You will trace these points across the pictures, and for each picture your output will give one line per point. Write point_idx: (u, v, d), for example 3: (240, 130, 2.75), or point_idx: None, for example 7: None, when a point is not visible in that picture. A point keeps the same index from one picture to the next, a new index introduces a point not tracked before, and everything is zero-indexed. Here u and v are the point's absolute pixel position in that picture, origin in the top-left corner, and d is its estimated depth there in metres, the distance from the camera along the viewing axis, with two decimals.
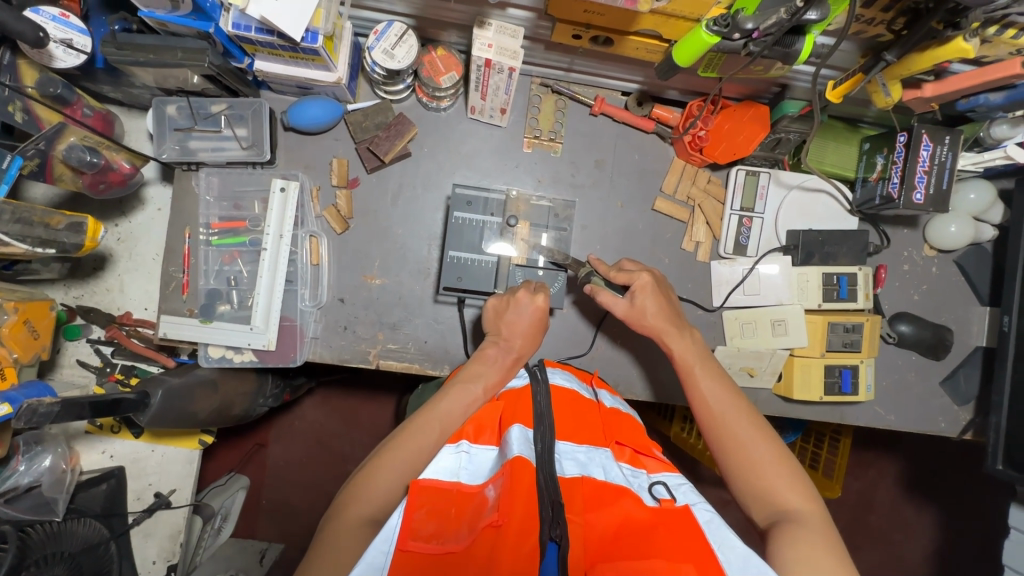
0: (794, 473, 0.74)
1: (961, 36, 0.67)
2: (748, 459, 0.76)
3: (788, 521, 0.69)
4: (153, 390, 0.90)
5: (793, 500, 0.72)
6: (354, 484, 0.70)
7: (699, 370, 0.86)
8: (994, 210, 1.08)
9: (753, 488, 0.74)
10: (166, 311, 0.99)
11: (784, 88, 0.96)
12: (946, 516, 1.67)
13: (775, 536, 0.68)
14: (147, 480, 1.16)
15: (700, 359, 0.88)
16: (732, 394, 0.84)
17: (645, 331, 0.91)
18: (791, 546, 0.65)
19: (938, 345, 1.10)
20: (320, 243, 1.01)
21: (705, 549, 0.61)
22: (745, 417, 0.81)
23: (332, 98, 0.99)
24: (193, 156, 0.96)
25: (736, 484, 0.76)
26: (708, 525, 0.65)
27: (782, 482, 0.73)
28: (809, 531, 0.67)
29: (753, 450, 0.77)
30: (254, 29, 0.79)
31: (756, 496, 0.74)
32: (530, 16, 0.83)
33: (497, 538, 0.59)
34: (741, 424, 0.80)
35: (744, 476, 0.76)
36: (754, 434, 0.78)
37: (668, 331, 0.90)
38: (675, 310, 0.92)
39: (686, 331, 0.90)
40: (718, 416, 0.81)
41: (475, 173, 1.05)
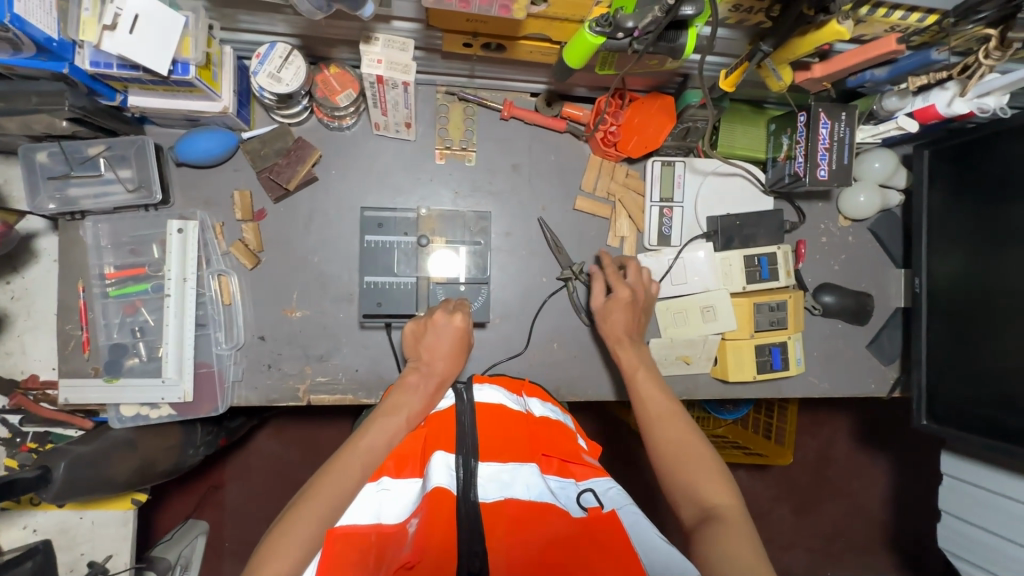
0: (719, 468, 0.77)
1: (835, 19, 0.68)
2: (680, 454, 0.79)
3: (713, 515, 0.71)
4: (55, 463, 0.86)
5: (717, 494, 0.74)
6: (269, 540, 0.65)
7: (642, 376, 0.92)
8: (898, 176, 1.12)
9: (681, 484, 0.76)
10: (68, 373, 0.92)
11: (685, 78, 0.95)
12: (896, 462, 1.76)
13: (702, 531, 0.70)
14: (79, 549, 1.08)
15: (644, 366, 0.94)
16: (666, 396, 0.89)
17: (606, 335, 0.98)
18: (715, 539, 0.67)
19: (860, 312, 1.14)
20: (230, 281, 0.96)
21: (634, 556, 0.59)
22: (678, 416, 0.85)
23: (224, 128, 0.94)
24: (75, 205, 0.90)
25: (666, 482, 0.78)
26: (633, 526, 0.66)
27: (712, 481, 0.75)
28: (733, 527, 0.69)
29: (689, 449, 0.80)
30: (115, 65, 0.73)
31: (684, 492, 0.76)
32: (416, 28, 0.80)
33: None
34: (673, 424, 0.84)
35: (673, 470, 0.78)
36: (686, 432, 0.82)
37: (621, 342, 0.96)
38: (639, 326, 0.98)
39: (637, 343, 0.97)
40: (654, 417, 0.86)
41: (390, 191, 1.01)
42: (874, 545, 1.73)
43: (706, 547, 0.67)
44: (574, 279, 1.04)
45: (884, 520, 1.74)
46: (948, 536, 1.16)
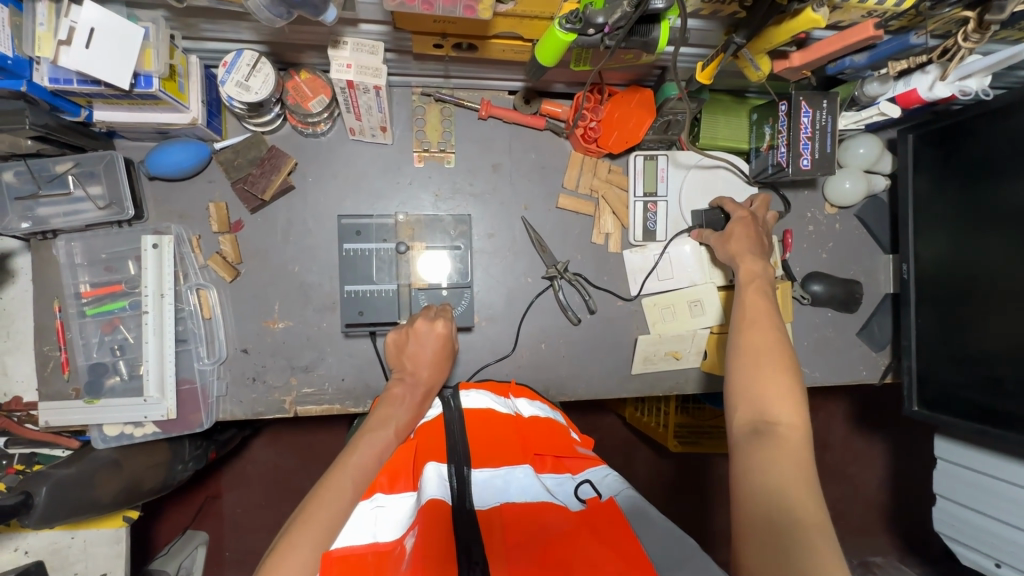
0: (795, 387, 0.69)
1: (809, 6, 0.67)
2: (752, 363, 0.72)
3: (767, 431, 0.65)
4: (36, 487, 0.84)
5: (780, 412, 0.67)
6: (262, 573, 0.61)
7: (757, 286, 0.85)
8: (883, 161, 1.11)
9: (750, 392, 0.70)
10: (48, 395, 0.91)
11: (664, 69, 0.94)
12: (892, 444, 1.76)
13: (749, 447, 0.65)
14: (72, 569, 1.07)
15: (762, 280, 0.87)
16: (769, 308, 0.81)
17: (726, 255, 0.95)
18: (760, 458, 0.63)
19: (849, 299, 1.12)
20: (209, 295, 0.94)
21: (635, 546, 0.59)
22: (767, 328, 0.77)
23: (196, 139, 0.92)
24: (46, 224, 0.88)
25: (733, 382, 0.73)
26: (633, 511, 0.66)
27: (781, 397, 0.68)
28: (785, 451, 0.63)
29: (768, 358, 0.72)
30: (76, 81, 0.71)
31: (745, 399, 0.70)
32: (385, 30, 0.78)
33: None
34: (759, 336, 0.76)
35: (742, 375, 0.72)
36: (772, 347, 0.74)
37: (744, 254, 0.91)
38: (765, 247, 0.94)
39: (762, 258, 0.91)
40: (746, 325, 0.78)
41: (369, 196, 1.00)
42: (874, 528, 1.74)
43: (750, 465, 0.63)
44: (559, 277, 1.03)
45: (882, 502, 1.75)
46: (943, 519, 1.16)
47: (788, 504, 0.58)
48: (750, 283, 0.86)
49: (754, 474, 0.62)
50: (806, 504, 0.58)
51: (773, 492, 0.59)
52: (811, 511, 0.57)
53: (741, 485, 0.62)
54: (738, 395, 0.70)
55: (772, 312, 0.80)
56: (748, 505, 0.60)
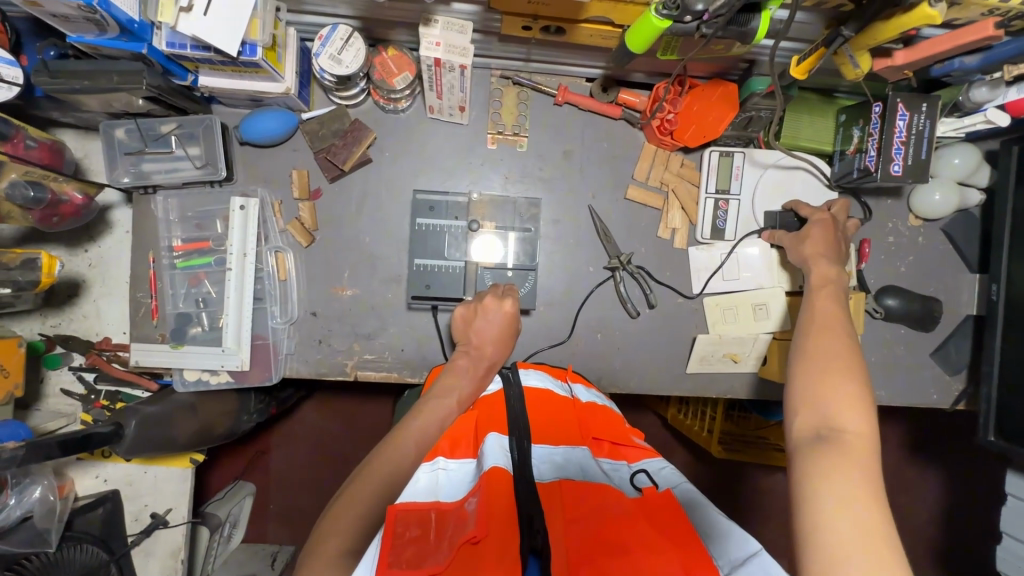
0: (864, 395, 0.64)
1: (925, 1, 0.63)
2: (818, 367, 0.68)
3: (832, 439, 0.61)
4: (126, 420, 0.91)
5: (846, 420, 0.63)
6: (329, 516, 0.65)
7: (827, 291, 0.81)
8: (980, 174, 1.04)
9: (815, 397, 0.66)
10: (138, 338, 0.98)
11: (750, 64, 0.92)
12: (951, 477, 1.66)
13: (812, 453, 0.61)
14: (142, 502, 1.16)
15: (836, 284, 0.82)
16: (841, 313, 0.76)
17: (800, 257, 0.91)
18: (823, 466, 0.59)
19: (926, 317, 1.07)
20: (286, 257, 0.99)
21: (691, 536, 0.60)
22: (837, 333, 0.72)
23: (286, 109, 0.96)
24: (148, 179, 0.95)
25: (795, 386, 0.68)
26: (690, 504, 0.66)
27: (847, 403, 0.63)
28: (851, 460, 0.59)
29: (834, 362, 0.68)
30: (189, 46, 0.76)
31: (808, 405, 0.66)
32: (476, 10, 0.79)
33: (476, 555, 0.55)
34: (828, 340, 0.71)
35: (806, 379, 0.68)
36: (841, 352, 0.69)
37: (820, 256, 0.87)
38: (842, 252, 0.89)
39: (838, 262, 0.86)
40: (814, 328, 0.74)
41: (440, 174, 1.02)
42: (921, 561, 1.65)
43: (813, 472, 0.59)
44: (621, 269, 1.03)
45: (933, 535, 1.66)
46: (1009, 559, 1.09)
47: (853, 518, 0.54)
48: (822, 287, 0.82)
49: (816, 482, 0.58)
50: (874, 518, 0.54)
51: (838, 504, 0.56)
52: (880, 527, 0.54)
53: (801, 494, 0.59)
54: (800, 398, 0.66)
55: (844, 317, 0.75)
56: (809, 516, 0.56)
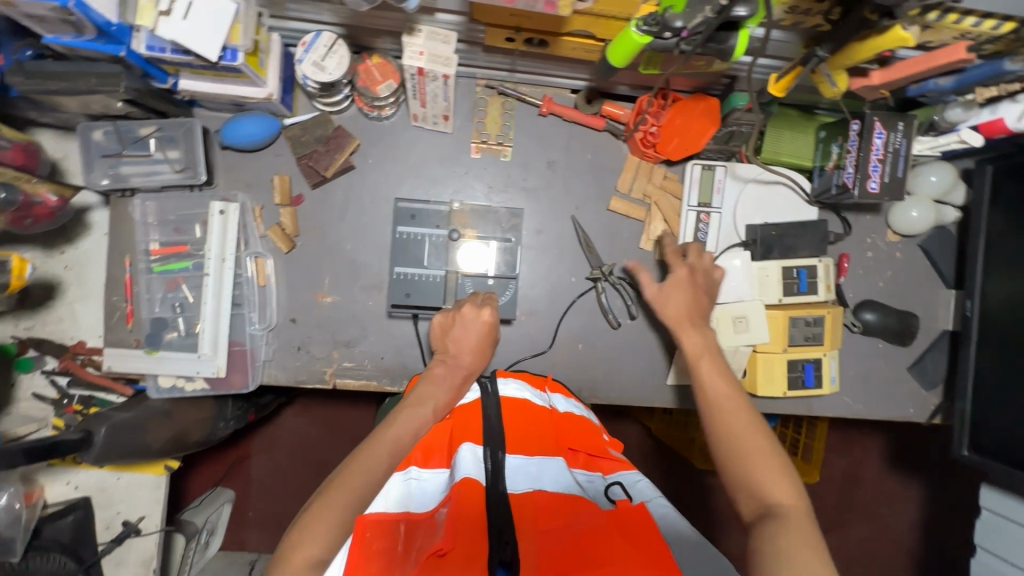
0: (785, 464, 0.70)
1: (900, 24, 0.64)
2: (740, 449, 0.72)
3: (774, 516, 0.65)
4: (96, 427, 0.89)
5: (779, 493, 0.68)
6: (297, 531, 0.63)
7: (705, 361, 0.84)
8: (955, 192, 1.06)
9: (748, 484, 0.70)
10: (111, 343, 0.96)
11: (733, 79, 0.93)
12: (930, 488, 1.68)
13: (758, 532, 0.65)
14: (115, 509, 1.13)
15: (710, 349, 0.86)
16: (738, 385, 0.81)
17: (665, 321, 0.92)
18: (772, 545, 0.62)
19: (904, 332, 1.08)
20: (265, 263, 0.98)
21: (663, 550, 0.59)
22: (743, 408, 0.77)
23: (268, 114, 0.95)
24: (126, 182, 0.93)
25: (727, 471, 0.72)
26: (663, 518, 0.66)
27: (777, 477, 0.69)
28: (795, 528, 0.63)
29: (750, 440, 0.73)
30: (169, 50, 0.75)
31: (745, 488, 0.70)
32: (460, 20, 0.80)
33: (442, 567, 0.54)
34: (738, 416, 0.76)
35: (736, 463, 0.72)
36: (753, 429, 0.74)
37: (682, 321, 0.90)
38: (702, 310, 0.91)
39: (704, 324, 0.90)
40: (717, 412, 0.77)
41: (423, 182, 1.02)
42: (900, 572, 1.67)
43: (762, 549, 0.62)
44: (603, 279, 1.03)
45: (912, 547, 1.68)
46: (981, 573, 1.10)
47: None
48: (698, 356, 0.85)
49: (766, 560, 0.61)
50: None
51: (792, 573, 0.59)
52: None
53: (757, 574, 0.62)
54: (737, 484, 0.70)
55: (740, 388, 0.80)
56: None
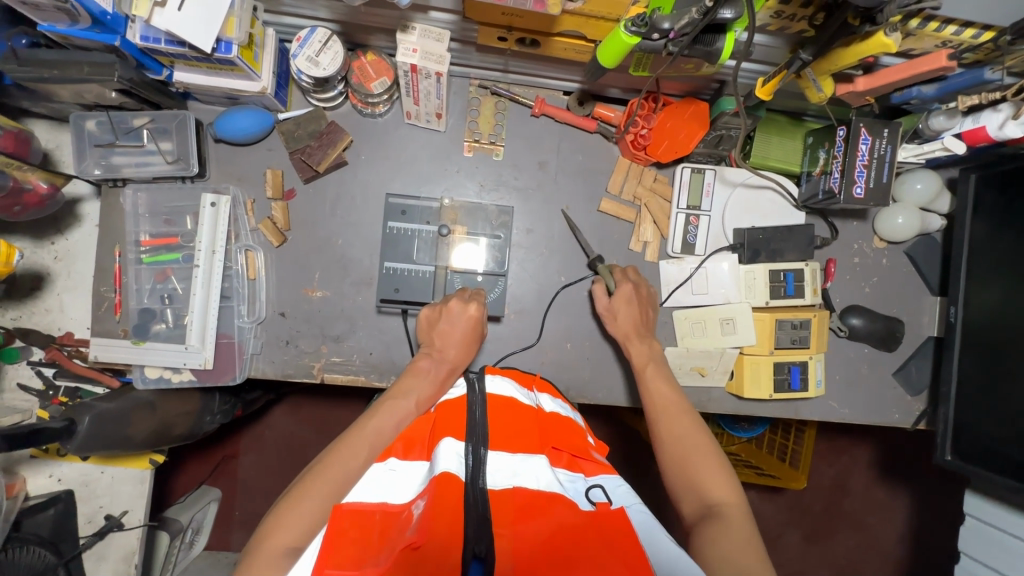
0: (722, 466, 0.77)
1: (882, 30, 0.66)
2: (681, 453, 0.79)
3: (713, 515, 0.71)
4: (80, 416, 0.88)
5: (718, 493, 0.74)
6: (276, 516, 0.66)
7: (652, 371, 0.91)
8: (941, 200, 1.07)
9: (686, 482, 0.76)
10: (98, 333, 0.96)
11: (722, 84, 0.95)
12: (917, 498, 1.69)
13: (697, 530, 0.70)
14: (98, 502, 1.13)
15: (655, 360, 0.93)
16: (680, 394, 0.88)
17: (614, 334, 0.97)
18: (710, 539, 0.67)
19: (889, 337, 1.09)
20: (256, 257, 0.98)
21: (640, 556, 0.59)
22: (683, 415, 0.84)
23: (262, 108, 0.96)
24: (117, 172, 0.93)
25: (670, 477, 0.78)
26: (641, 525, 0.66)
27: (714, 478, 0.75)
28: (731, 523, 0.69)
29: (688, 444, 0.80)
30: (163, 41, 0.76)
31: (686, 491, 0.76)
32: (453, 19, 0.81)
33: (417, 561, 0.54)
34: (679, 423, 0.83)
35: (678, 466, 0.78)
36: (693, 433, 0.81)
37: (629, 336, 0.95)
38: (647, 321, 0.97)
39: (647, 335, 0.96)
40: (659, 418, 0.85)
41: (415, 180, 1.03)
42: None
43: (700, 544, 0.68)
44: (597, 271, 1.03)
45: (899, 556, 1.68)
46: None
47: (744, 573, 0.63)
48: (644, 367, 0.92)
49: (703, 554, 0.67)
50: (756, 565, 0.64)
51: (725, 562, 0.65)
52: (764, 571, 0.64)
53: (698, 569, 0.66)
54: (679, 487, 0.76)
55: (683, 397, 0.88)
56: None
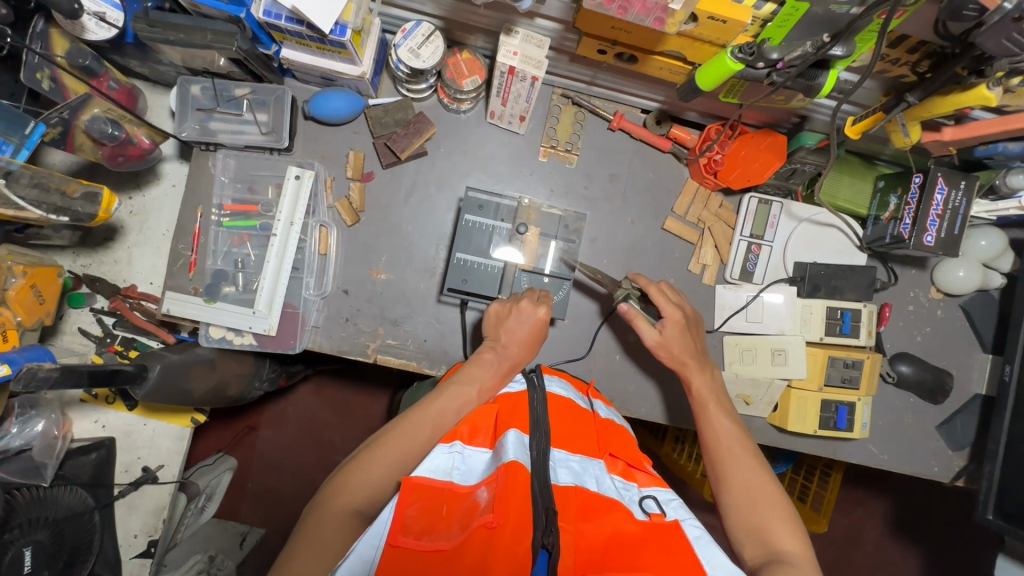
0: (790, 515, 0.77)
1: (984, 83, 0.67)
2: (749, 497, 0.79)
3: (781, 563, 0.71)
4: (151, 364, 0.91)
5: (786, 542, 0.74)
6: (342, 475, 0.73)
7: (714, 406, 0.89)
8: (1004, 259, 1.07)
9: (751, 526, 0.77)
10: (171, 288, 0.99)
11: (803, 119, 0.96)
12: (931, 561, 1.64)
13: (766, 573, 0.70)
14: (136, 453, 1.12)
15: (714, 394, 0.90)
16: (744, 435, 0.87)
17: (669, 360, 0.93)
18: None
19: (937, 390, 1.09)
20: (329, 233, 1.01)
21: (695, 566, 0.60)
22: (748, 459, 0.83)
23: (354, 92, 1.00)
24: (213, 137, 0.98)
25: (732, 518, 0.79)
26: (698, 540, 0.64)
27: (781, 527, 0.75)
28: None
29: (756, 491, 0.79)
30: (284, 17, 0.80)
31: (751, 533, 0.76)
32: (557, 28, 0.84)
33: (491, 539, 0.58)
34: (745, 467, 0.82)
35: (742, 509, 0.78)
36: (736, 434, 0.86)
37: (689, 366, 0.92)
38: (699, 348, 0.95)
39: (705, 368, 0.93)
40: (723, 456, 0.84)
41: (489, 177, 1.06)
42: None
43: None
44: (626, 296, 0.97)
45: None
46: None
47: None
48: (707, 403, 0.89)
49: None
50: None
51: None
52: None
53: None
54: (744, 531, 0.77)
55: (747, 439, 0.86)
56: None
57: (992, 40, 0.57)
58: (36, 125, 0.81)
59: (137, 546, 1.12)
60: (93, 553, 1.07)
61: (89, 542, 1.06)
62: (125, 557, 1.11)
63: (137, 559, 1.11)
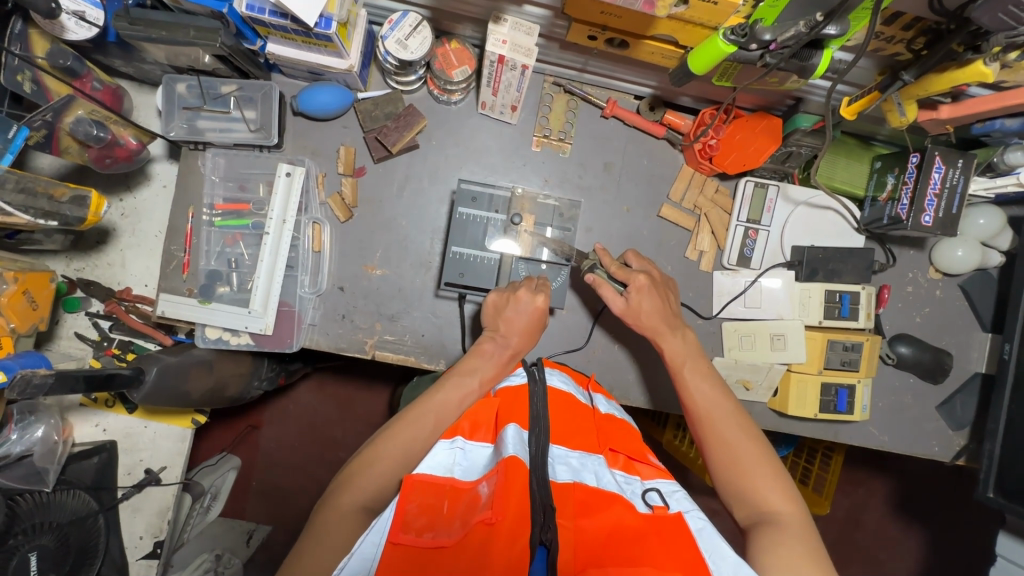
0: (780, 476, 0.75)
1: (981, 59, 0.66)
2: (732, 460, 0.78)
3: (765, 522, 0.71)
4: (148, 367, 0.90)
5: (774, 502, 0.73)
6: (347, 473, 0.73)
7: (691, 373, 0.87)
8: (1002, 237, 1.07)
9: (737, 490, 0.76)
10: (165, 289, 0.98)
11: (798, 101, 0.95)
12: (933, 538, 1.65)
13: (754, 534, 0.70)
14: (138, 455, 1.11)
15: (691, 360, 0.89)
16: (728, 398, 0.85)
17: (641, 330, 0.93)
18: (768, 551, 0.66)
19: (936, 369, 1.09)
20: (322, 230, 1.01)
21: (698, 559, 0.60)
22: (731, 422, 0.81)
23: (343, 85, 0.98)
24: (201, 136, 0.96)
25: (720, 481, 0.78)
26: (700, 532, 0.64)
27: (767, 486, 0.74)
28: (789, 534, 0.68)
29: (740, 454, 0.78)
30: (268, 11, 0.79)
31: (738, 496, 0.75)
32: (546, 14, 0.82)
33: (489, 536, 0.59)
34: (727, 429, 0.81)
35: (727, 473, 0.77)
36: (717, 398, 0.84)
37: (661, 332, 0.91)
38: (671, 310, 0.93)
39: (678, 329, 0.92)
40: (705, 422, 0.83)
41: (482, 169, 1.05)
42: None
43: (760, 545, 0.67)
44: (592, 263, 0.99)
45: None
46: None
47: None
48: (681, 368, 0.88)
49: (764, 555, 0.66)
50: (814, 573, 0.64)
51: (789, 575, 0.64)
52: None
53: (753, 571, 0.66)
54: (732, 494, 0.76)
55: (731, 402, 0.84)
56: None
57: (988, 15, 0.56)
58: (19, 129, 0.80)
59: (143, 547, 1.11)
60: (99, 556, 1.07)
61: (95, 544, 1.06)
62: (132, 558, 1.11)
63: (144, 560, 1.11)
